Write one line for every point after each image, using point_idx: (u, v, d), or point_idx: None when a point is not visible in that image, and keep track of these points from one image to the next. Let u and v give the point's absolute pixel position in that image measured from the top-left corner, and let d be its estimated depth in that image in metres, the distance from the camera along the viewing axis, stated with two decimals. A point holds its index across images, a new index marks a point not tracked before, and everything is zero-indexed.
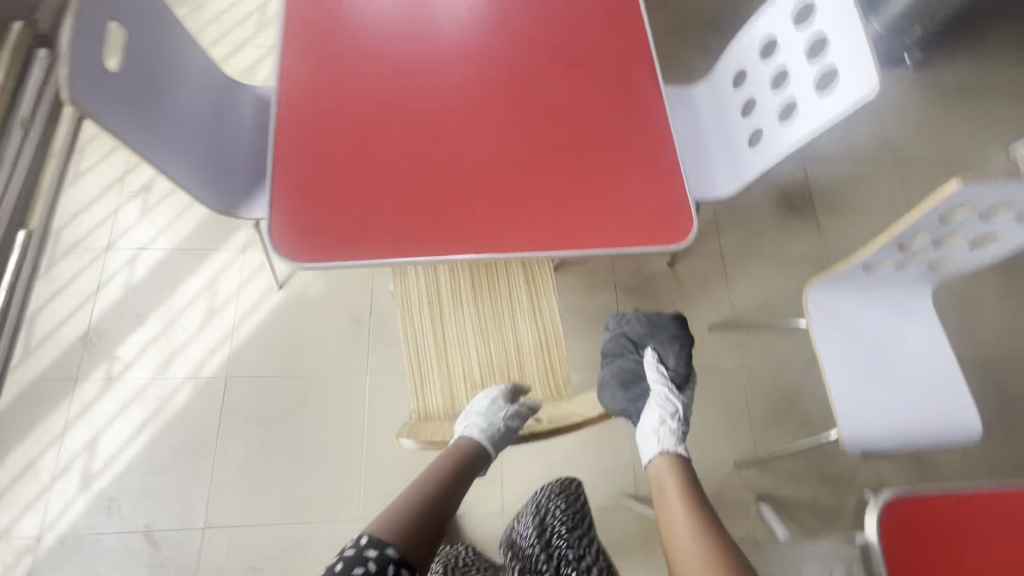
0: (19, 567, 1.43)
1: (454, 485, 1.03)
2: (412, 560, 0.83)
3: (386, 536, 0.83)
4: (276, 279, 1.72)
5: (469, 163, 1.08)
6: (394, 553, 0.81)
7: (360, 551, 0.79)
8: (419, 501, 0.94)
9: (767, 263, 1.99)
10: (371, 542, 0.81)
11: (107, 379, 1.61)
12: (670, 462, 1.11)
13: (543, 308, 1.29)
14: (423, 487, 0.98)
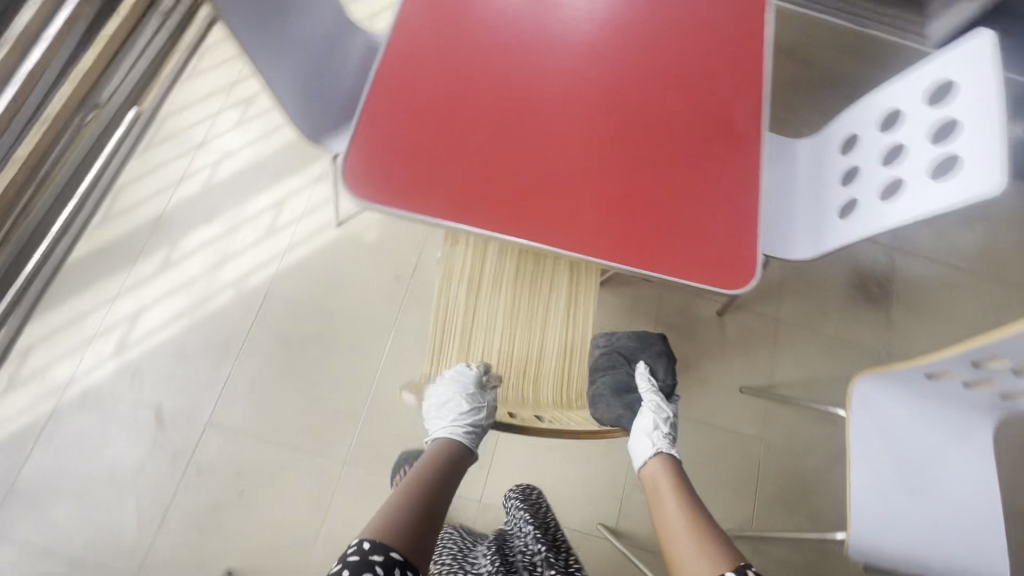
0: (46, 404, 1.56)
1: (446, 478, 1.02)
2: (415, 560, 0.82)
3: (388, 538, 0.82)
4: (336, 216, 1.78)
5: (548, 151, 1.07)
6: (398, 556, 0.80)
7: (364, 557, 0.78)
8: (413, 496, 0.93)
9: (821, 341, 1.88)
10: (375, 547, 0.80)
11: (165, 263, 1.73)
12: (664, 463, 1.10)
13: (578, 317, 1.27)
14: (415, 482, 0.97)
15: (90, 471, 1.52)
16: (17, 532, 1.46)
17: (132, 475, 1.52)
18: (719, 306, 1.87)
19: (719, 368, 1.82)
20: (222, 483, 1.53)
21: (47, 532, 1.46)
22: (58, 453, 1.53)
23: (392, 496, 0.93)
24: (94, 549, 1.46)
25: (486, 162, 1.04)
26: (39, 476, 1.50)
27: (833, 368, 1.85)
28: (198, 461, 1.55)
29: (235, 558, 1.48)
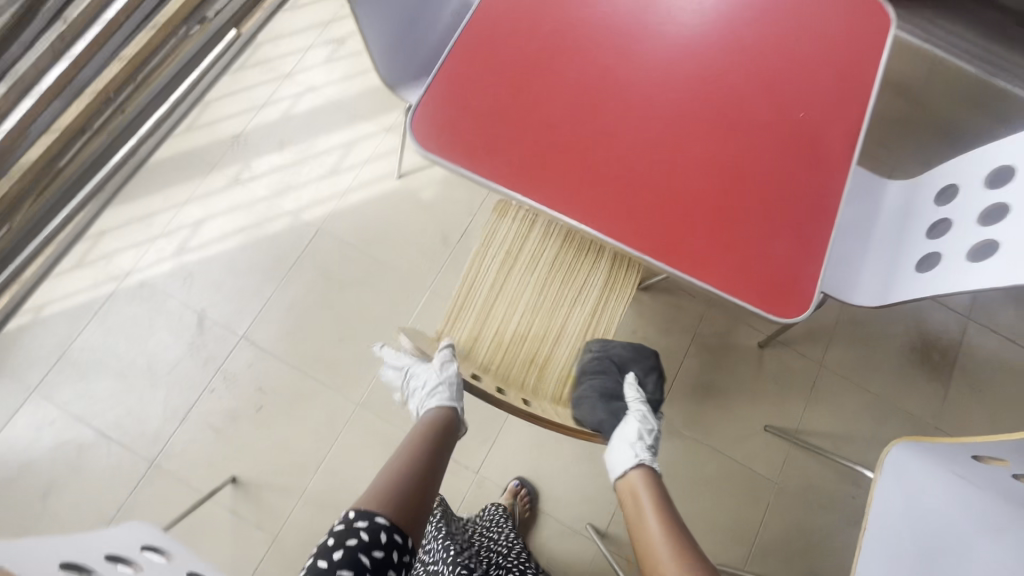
0: (106, 287, 1.69)
1: (437, 448, 1.06)
2: (405, 524, 0.88)
3: (373, 506, 0.87)
4: (398, 167, 1.81)
5: (620, 138, 1.03)
6: (383, 521, 0.85)
7: (351, 524, 0.84)
8: (404, 467, 0.97)
9: (864, 398, 1.77)
10: (359, 513, 0.85)
11: (234, 180, 1.81)
12: (648, 478, 1.10)
13: (601, 321, 1.25)
14: (407, 453, 1.01)
15: (132, 357, 1.63)
16: (61, 395, 1.59)
17: (167, 369, 1.63)
18: (762, 339, 1.78)
19: (747, 401, 1.74)
20: (243, 396, 1.61)
21: (86, 402, 1.59)
22: (108, 334, 1.65)
23: (386, 468, 0.98)
24: (121, 427, 1.57)
25: (554, 136, 1.02)
26: (88, 350, 1.63)
27: (869, 429, 1.74)
28: (227, 370, 1.63)
29: (240, 467, 1.56)
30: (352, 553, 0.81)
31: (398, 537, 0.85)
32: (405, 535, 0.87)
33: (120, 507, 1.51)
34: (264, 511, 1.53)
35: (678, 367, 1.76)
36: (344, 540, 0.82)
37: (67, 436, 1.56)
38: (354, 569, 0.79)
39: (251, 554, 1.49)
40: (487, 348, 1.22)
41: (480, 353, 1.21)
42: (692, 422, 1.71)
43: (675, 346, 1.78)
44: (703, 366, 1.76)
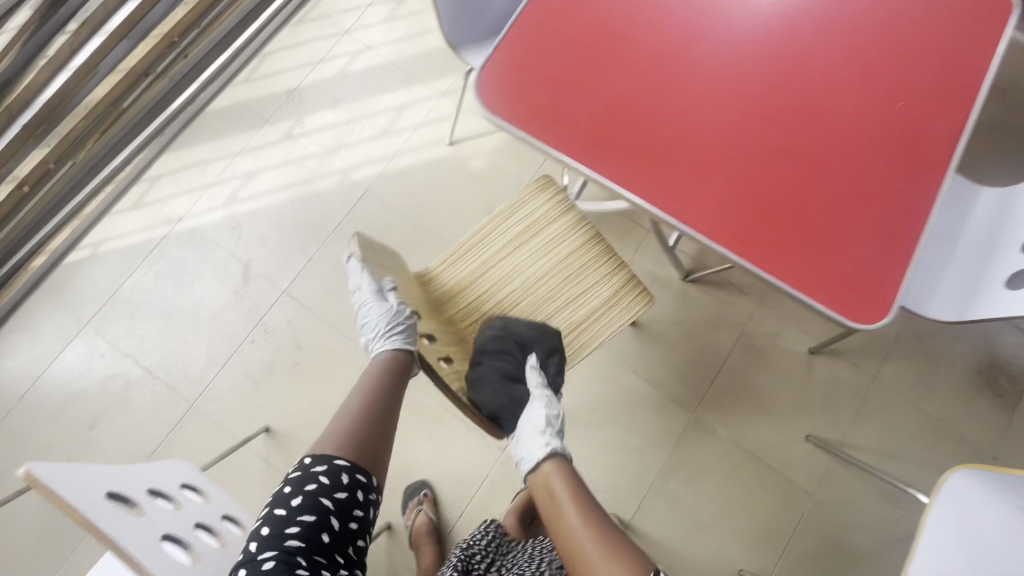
0: (159, 230, 1.72)
1: (394, 388, 0.99)
2: (367, 465, 0.87)
3: (332, 450, 0.85)
4: (451, 134, 1.77)
5: (695, 113, 0.96)
6: (344, 463, 0.84)
7: (308, 470, 0.82)
8: (362, 410, 0.92)
9: (917, 418, 1.67)
10: (318, 459, 0.84)
11: (287, 134, 1.80)
12: (561, 470, 1.02)
13: (586, 334, 1.20)
14: (367, 392, 0.96)
15: (179, 301, 1.67)
16: (111, 331, 1.65)
17: (211, 316, 1.66)
18: (813, 344, 1.69)
19: (790, 407, 1.67)
20: (282, 349, 1.63)
21: (134, 340, 1.64)
22: (158, 276, 1.69)
23: (343, 409, 0.93)
24: (166, 368, 1.62)
25: (623, 107, 0.96)
26: (139, 290, 1.68)
27: (920, 450, 1.64)
28: (268, 322, 1.65)
29: (274, 418, 1.58)
30: (312, 498, 0.80)
31: (360, 477, 0.85)
32: (368, 475, 0.86)
33: (161, 444, 1.56)
34: (294, 464, 1.55)
35: (721, 364, 1.69)
36: (305, 485, 0.81)
37: (116, 371, 1.62)
38: (318, 513, 0.79)
39: None
40: (464, 304, 1.23)
41: (462, 300, 1.23)
42: (729, 422, 1.65)
43: (719, 343, 1.70)
44: (747, 367, 1.69)
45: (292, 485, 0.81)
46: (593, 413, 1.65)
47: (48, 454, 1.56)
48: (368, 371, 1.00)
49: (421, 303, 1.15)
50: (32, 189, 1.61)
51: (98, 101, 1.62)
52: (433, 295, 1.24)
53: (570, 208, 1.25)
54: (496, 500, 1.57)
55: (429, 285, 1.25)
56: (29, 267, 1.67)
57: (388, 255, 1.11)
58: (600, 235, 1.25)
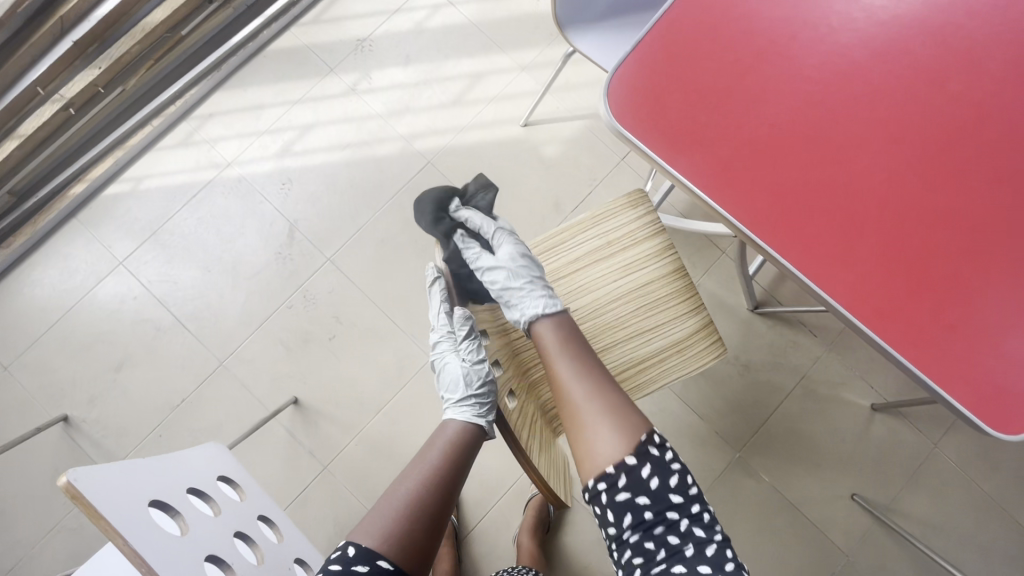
0: (205, 173, 1.61)
1: (455, 475, 0.87)
2: (410, 568, 0.76)
3: (375, 543, 0.75)
4: (527, 114, 1.62)
5: (849, 156, 0.83)
6: (386, 566, 0.73)
7: (346, 566, 0.73)
8: (415, 499, 0.81)
9: (974, 495, 1.55)
10: (357, 559, 0.73)
11: (350, 89, 1.67)
12: (553, 326, 0.94)
13: (645, 373, 1.08)
14: (426, 472, 0.85)
15: (219, 252, 1.58)
16: (145, 274, 1.57)
17: (251, 274, 1.57)
18: (877, 401, 1.58)
19: (839, 462, 1.57)
20: (320, 320, 1.55)
21: (169, 287, 1.56)
22: (199, 222, 1.59)
23: (394, 490, 0.82)
24: (198, 321, 1.55)
25: (774, 139, 0.84)
26: (178, 235, 1.59)
27: (970, 529, 1.54)
28: (308, 290, 1.56)
29: (304, 391, 1.52)
30: None
31: None
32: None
33: (185, 400, 1.51)
34: (320, 440, 1.49)
35: (776, 407, 1.59)
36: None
37: (147, 316, 1.55)
38: None
39: (298, 479, 1.47)
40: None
41: None
42: (773, 467, 1.56)
43: (777, 383, 1.60)
44: (802, 412, 1.59)
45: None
46: None
47: (71, 392, 1.51)
48: (435, 443, 0.90)
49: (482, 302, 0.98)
50: (76, 113, 1.49)
51: (156, 25, 1.47)
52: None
53: (659, 232, 1.11)
54: (519, 510, 1.50)
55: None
56: (67, 194, 1.59)
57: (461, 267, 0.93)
58: (684, 270, 1.11)
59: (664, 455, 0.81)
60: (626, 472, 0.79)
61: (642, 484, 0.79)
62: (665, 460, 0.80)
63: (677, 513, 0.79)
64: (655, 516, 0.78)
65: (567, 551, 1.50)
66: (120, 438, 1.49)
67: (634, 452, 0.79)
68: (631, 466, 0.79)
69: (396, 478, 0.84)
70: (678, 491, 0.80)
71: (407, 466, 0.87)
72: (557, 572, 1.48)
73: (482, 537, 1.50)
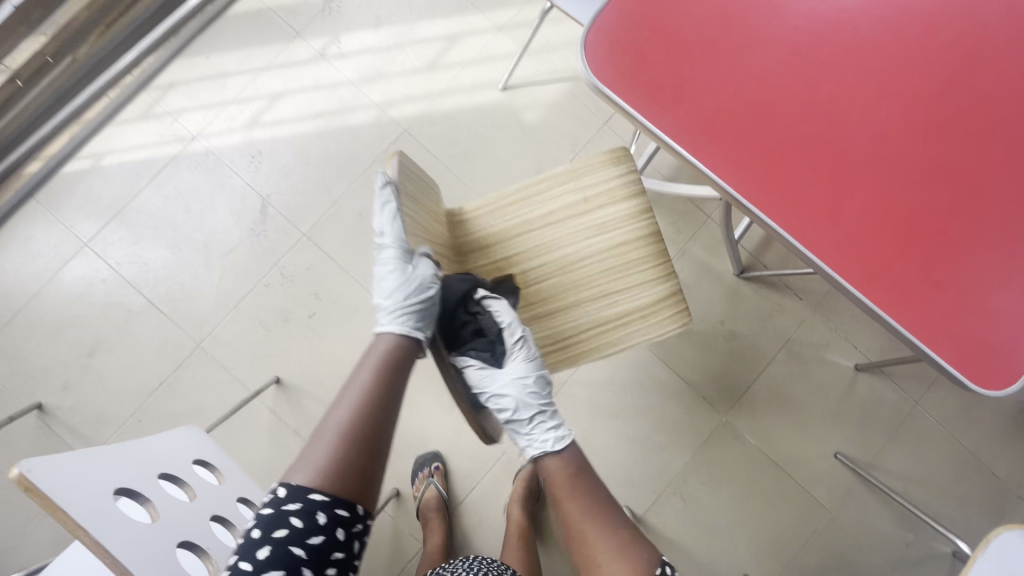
0: (169, 147, 1.54)
1: (388, 397, 0.79)
2: (354, 494, 0.71)
3: (308, 478, 0.69)
4: (505, 78, 1.55)
5: (836, 109, 0.80)
6: (322, 499, 0.68)
7: (279, 507, 0.67)
8: (346, 430, 0.74)
9: (953, 449, 1.59)
10: (290, 497, 0.68)
11: (319, 54, 1.58)
12: (561, 463, 0.94)
13: (607, 335, 1.05)
14: (356, 399, 0.77)
15: (189, 231, 1.52)
16: (112, 255, 1.50)
17: (223, 253, 1.51)
18: (860, 361, 1.60)
19: (824, 421, 1.59)
20: (298, 297, 1.51)
21: (138, 268, 1.50)
22: (166, 199, 1.52)
23: (326, 420, 0.76)
24: (171, 301, 1.50)
25: (758, 92, 0.80)
26: (144, 213, 1.52)
27: (948, 481, 1.57)
28: (284, 267, 1.51)
29: (286, 369, 1.49)
30: (281, 548, 0.65)
31: (343, 512, 0.69)
32: (352, 506, 0.70)
33: (163, 383, 1.47)
34: (304, 419, 1.47)
35: (761, 370, 1.60)
36: (275, 528, 0.66)
37: (117, 299, 1.49)
38: (288, 568, 0.65)
39: (283, 457, 1.45)
40: (491, 260, 1.06)
41: (487, 258, 1.06)
42: (758, 428, 1.58)
43: (762, 347, 1.60)
44: (787, 375, 1.59)
45: (260, 529, 0.67)
46: (618, 402, 1.58)
47: (44, 379, 1.47)
48: (365, 364, 0.81)
49: (445, 244, 0.95)
50: None
51: None
52: (459, 241, 1.06)
53: (638, 194, 1.08)
54: (508, 480, 1.51)
55: (457, 227, 1.06)
56: (23, 172, 1.50)
57: (425, 193, 0.84)
58: (659, 234, 1.08)
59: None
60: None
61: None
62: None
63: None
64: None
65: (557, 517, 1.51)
66: (98, 424, 1.45)
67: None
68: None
69: (328, 410, 0.78)
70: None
71: (338, 396, 0.79)
72: (547, 539, 1.50)
73: (473, 508, 1.51)
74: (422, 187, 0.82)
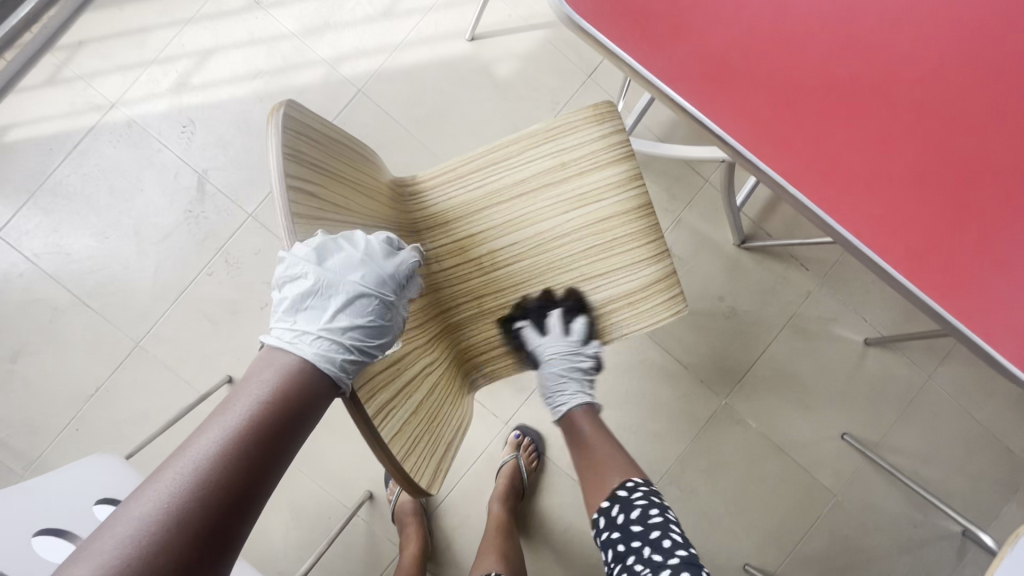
0: (84, 117, 1.32)
1: (238, 487, 0.45)
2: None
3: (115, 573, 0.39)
4: (472, 26, 1.34)
5: (873, 49, 0.63)
6: None
7: None
8: (152, 545, 0.41)
9: (967, 424, 1.48)
10: None
11: (254, 3, 1.36)
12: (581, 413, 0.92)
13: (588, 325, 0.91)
14: (186, 482, 0.44)
15: (115, 215, 1.32)
16: (28, 246, 1.31)
17: (157, 238, 1.33)
18: (871, 336, 1.47)
19: (830, 401, 1.47)
20: (246, 286, 1.33)
21: (60, 260, 1.32)
22: (86, 178, 1.32)
23: (125, 513, 0.42)
24: (101, 296, 1.32)
25: (779, 26, 0.63)
26: (62, 196, 1.32)
27: (961, 459, 1.47)
28: (228, 253, 1.33)
29: (238, 367, 1.32)
30: None
31: None
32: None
33: (100, 388, 1.31)
34: None
35: (764, 348, 1.46)
36: None
37: (39, 295, 1.31)
38: None
39: None
40: (451, 239, 0.89)
41: (447, 237, 0.89)
42: (760, 411, 1.46)
43: (765, 324, 1.46)
44: (792, 352, 1.46)
45: None
46: (609, 389, 1.44)
47: None
48: (220, 421, 0.47)
49: (391, 221, 0.76)
50: None
51: None
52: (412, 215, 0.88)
53: (627, 157, 0.91)
54: (491, 476, 1.39)
55: (409, 197, 0.88)
56: None
57: (345, 159, 0.61)
58: (651, 207, 0.91)
59: (637, 498, 0.81)
60: (605, 515, 0.83)
61: (613, 523, 0.81)
62: (630, 497, 0.81)
63: (641, 542, 0.78)
64: (627, 549, 0.79)
65: (544, 514, 1.40)
66: (30, 436, 1.30)
67: (608, 495, 0.83)
68: (605, 507, 0.83)
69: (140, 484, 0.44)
70: (640, 522, 0.79)
71: (158, 467, 0.45)
72: (535, 538, 1.39)
73: (453, 508, 1.39)
74: (355, 160, 0.64)
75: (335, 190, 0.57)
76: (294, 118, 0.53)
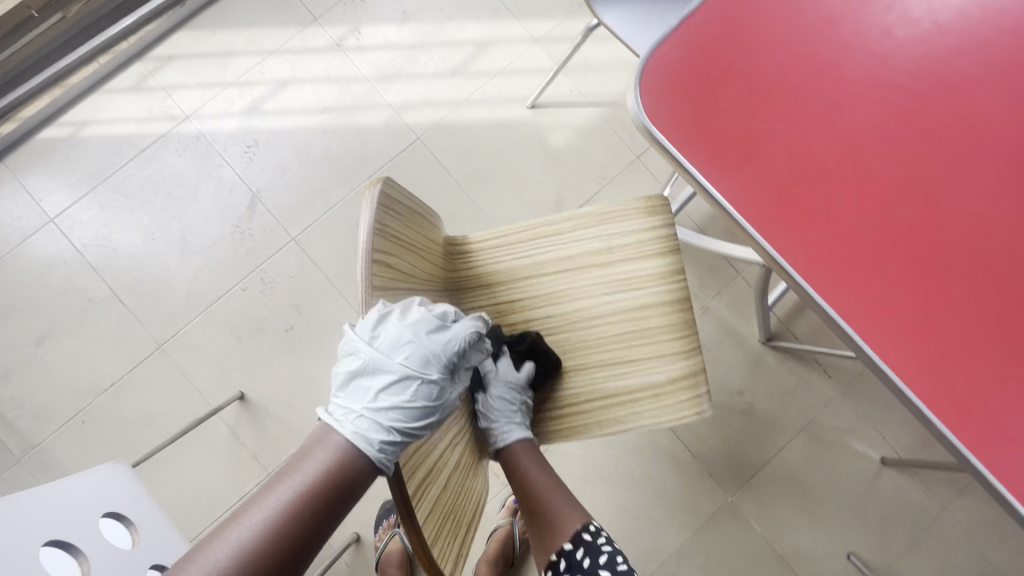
0: (158, 124, 1.40)
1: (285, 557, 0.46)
2: None
3: None
4: (534, 96, 1.41)
5: (935, 202, 0.66)
6: None
7: None
8: None
9: (982, 565, 1.41)
10: None
11: (336, 44, 1.45)
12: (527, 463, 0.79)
13: (611, 411, 0.89)
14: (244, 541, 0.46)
15: (167, 220, 1.37)
16: (78, 234, 1.36)
17: (201, 247, 1.37)
18: (888, 455, 1.43)
19: (840, 517, 1.42)
20: (276, 306, 1.35)
21: (105, 253, 1.36)
22: (147, 181, 1.38)
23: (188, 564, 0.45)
24: (136, 294, 1.35)
25: (843, 167, 0.66)
26: (121, 193, 1.38)
27: None
28: (265, 272, 1.36)
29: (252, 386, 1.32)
30: None
31: None
32: None
33: (115, 384, 1.32)
34: (264, 443, 1.30)
35: (778, 450, 1.44)
36: None
37: (77, 284, 1.35)
38: None
39: (235, 481, 1.28)
40: (491, 303, 0.91)
41: (487, 301, 0.91)
42: (767, 515, 1.41)
43: (782, 425, 1.44)
44: (806, 459, 1.43)
45: None
46: (614, 465, 1.42)
47: None
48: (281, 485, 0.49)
49: (441, 286, 0.78)
50: None
51: None
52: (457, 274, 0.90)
53: (672, 252, 0.93)
54: (483, 540, 1.35)
55: (459, 256, 0.90)
56: None
57: (419, 229, 0.65)
58: (688, 301, 0.92)
59: (604, 544, 0.74)
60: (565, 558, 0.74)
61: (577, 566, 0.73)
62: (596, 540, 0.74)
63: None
64: None
65: None
66: (37, 421, 1.30)
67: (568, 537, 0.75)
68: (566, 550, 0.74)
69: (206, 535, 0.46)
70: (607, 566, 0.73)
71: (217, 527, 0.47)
72: None
73: None
74: (426, 229, 0.67)
75: (405, 258, 0.61)
76: (386, 193, 0.58)
